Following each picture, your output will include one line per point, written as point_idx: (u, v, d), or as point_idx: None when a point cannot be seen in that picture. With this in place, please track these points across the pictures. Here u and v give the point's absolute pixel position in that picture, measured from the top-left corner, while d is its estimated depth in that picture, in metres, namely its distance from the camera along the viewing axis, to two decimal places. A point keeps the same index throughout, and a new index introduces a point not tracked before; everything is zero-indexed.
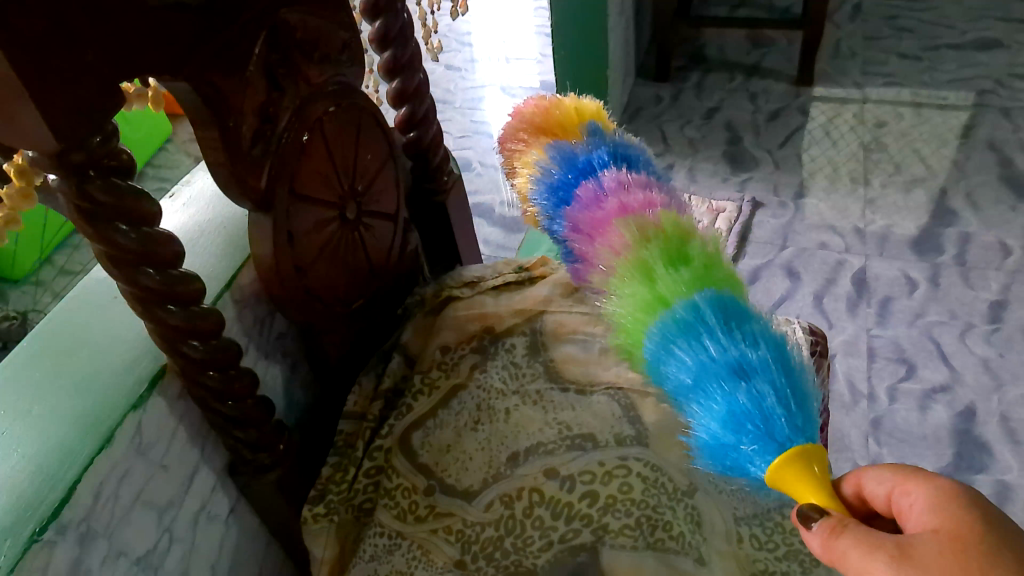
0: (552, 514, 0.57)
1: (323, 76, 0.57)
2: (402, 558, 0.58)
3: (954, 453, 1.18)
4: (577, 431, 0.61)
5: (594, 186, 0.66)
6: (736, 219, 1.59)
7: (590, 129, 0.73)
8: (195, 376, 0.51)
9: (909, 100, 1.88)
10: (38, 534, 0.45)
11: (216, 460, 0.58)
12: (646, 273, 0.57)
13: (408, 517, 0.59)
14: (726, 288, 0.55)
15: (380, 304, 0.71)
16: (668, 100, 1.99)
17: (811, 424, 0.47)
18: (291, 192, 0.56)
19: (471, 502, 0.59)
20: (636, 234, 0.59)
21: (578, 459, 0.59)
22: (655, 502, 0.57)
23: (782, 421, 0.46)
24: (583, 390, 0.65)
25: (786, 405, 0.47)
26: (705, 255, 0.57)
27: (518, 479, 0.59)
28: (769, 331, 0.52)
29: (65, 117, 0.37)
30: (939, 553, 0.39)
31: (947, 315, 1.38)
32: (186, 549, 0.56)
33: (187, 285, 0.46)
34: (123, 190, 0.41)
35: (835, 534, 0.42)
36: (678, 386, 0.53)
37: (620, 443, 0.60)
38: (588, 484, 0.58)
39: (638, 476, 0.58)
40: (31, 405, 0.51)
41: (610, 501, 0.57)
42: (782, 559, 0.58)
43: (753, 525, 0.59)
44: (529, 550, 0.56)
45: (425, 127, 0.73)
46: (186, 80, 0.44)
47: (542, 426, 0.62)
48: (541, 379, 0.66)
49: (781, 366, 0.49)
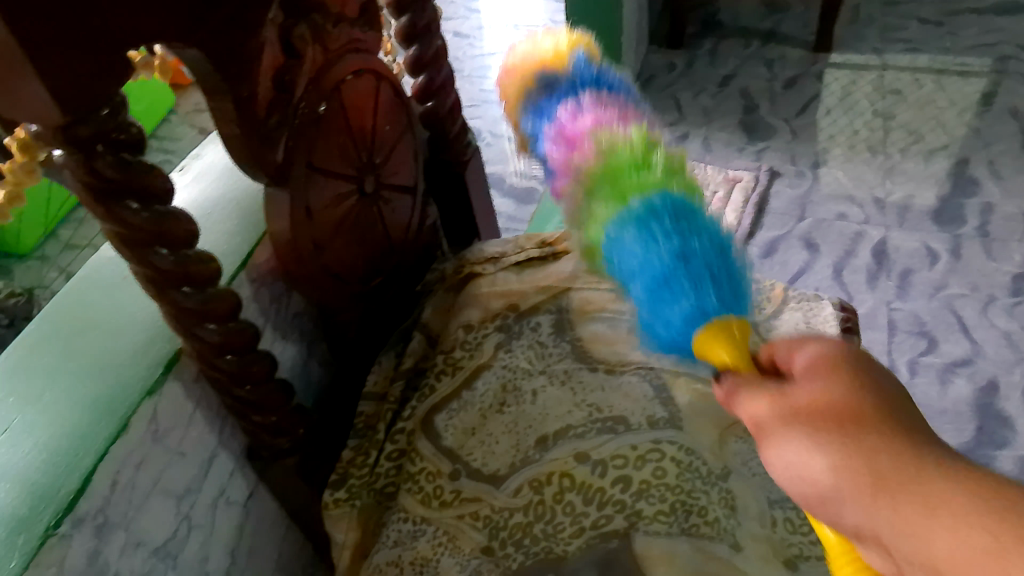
0: (584, 499, 0.55)
1: (341, 42, 0.54)
2: (427, 544, 0.56)
3: (976, 428, 1.16)
4: (607, 413, 0.59)
5: (572, 104, 0.61)
6: (753, 189, 1.56)
7: (576, 55, 0.67)
8: (211, 360, 0.49)
9: (928, 66, 1.83)
10: (53, 527, 0.43)
11: (235, 444, 0.57)
12: (610, 176, 0.53)
13: (433, 502, 0.57)
14: (684, 189, 0.52)
15: (398, 281, 0.69)
16: (681, 67, 1.94)
17: (740, 307, 0.45)
18: (309, 165, 0.53)
19: (497, 487, 0.57)
20: (605, 145, 0.55)
21: (610, 442, 0.57)
22: (689, 487, 0.55)
23: (713, 300, 0.44)
24: (612, 369, 0.63)
25: (719, 290, 0.45)
26: (666, 162, 0.53)
27: (546, 463, 0.56)
28: (716, 229, 0.49)
29: (68, 87, 0.35)
30: (812, 396, 0.36)
31: (969, 288, 1.34)
32: (205, 535, 0.55)
33: (202, 265, 0.44)
34: (134, 166, 0.38)
35: (733, 388, 0.40)
36: (627, 271, 0.50)
37: (652, 425, 0.58)
38: (620, 469, 0.55)
39: (671, 459, 0.56)
40: (42, 391, 0.49)
41: (643, 487, 0.55)
42: (816, 542, 0.57)
43: (784, 509, 0.59)
44: (560, 537, 0.54)
45: (443, 95, 0.70)
46: (199, 46, 0.41)
47: (570, 409, 0.60)
48: (568, 358, 0.64)
49: (720, 257, 0.47)
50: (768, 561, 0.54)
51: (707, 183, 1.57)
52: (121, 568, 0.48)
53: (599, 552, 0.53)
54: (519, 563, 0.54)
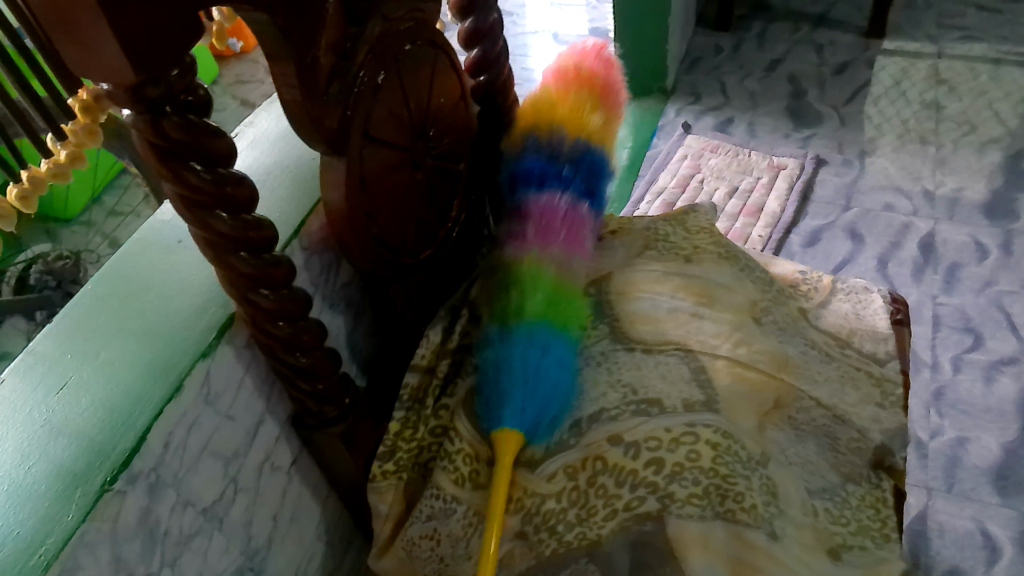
0: (617, 482, 0.53)
1: (401, 11, 0.53)
2: (459, 524, 0.57)
3: (1021, 428, 1.13)
4: (643, 395, 0.57)
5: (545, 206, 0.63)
6: (798, 177, 1.54)
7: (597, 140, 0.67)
8: (264, 325, 0.49)
9: (986, 55, 1.77)
10: (109, 483, 0.44)
11: (282, 411, 0.57)
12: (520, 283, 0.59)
13: (467, 483, 0.57)
14: (554, 336, 0.57)
15: (446, 256, 0.68)
16: (728, 50, 1.91)
17: (537, 434, 0.56)
18: (365, 134, 0.52)
19: (534, 471, 0.55)
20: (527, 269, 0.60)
21: (645, 424, 0.55)
22: (727, 471, 0.53)
23: (520, 413, 0.55)
24: (651, 349, 0.61)
25: (530, 412, 0.55)
26: (561, 303, 0.59)
27: (581, 449, 0.55)
28: (561, 404, 0.56)
29: (142, 46, 0.35)
30: None
31: (1019, 285, 1.31)
32: (250, 499, 0.56)
33: (261, 230, 0.44)
34: (200, 128, 0.39)
35: None
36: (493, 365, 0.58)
37: (689, 408, 0.56)
38: (654, 451, 0.54)
39: (708, 443, 0.54)
40: (98, 349, 0.50)
41: (676, 469, 0.53)
42: (855, 535, 0.59)
43: (823, 500, 0.60)
44: (593, 520, 0.53)
45: (496, 70, 0.69)
46: (266, 10, 0.41)
47: (606, 389, 0.58)
48: (607, 339, 0.62)
49: (548, 408, 0.56)
50: (812, 551, 0.55)
51: (750, 169, 1.57)
52: (171, 526, 0.48)
53: (631, 533, 0.53)
54: (553, 549, 0.54)
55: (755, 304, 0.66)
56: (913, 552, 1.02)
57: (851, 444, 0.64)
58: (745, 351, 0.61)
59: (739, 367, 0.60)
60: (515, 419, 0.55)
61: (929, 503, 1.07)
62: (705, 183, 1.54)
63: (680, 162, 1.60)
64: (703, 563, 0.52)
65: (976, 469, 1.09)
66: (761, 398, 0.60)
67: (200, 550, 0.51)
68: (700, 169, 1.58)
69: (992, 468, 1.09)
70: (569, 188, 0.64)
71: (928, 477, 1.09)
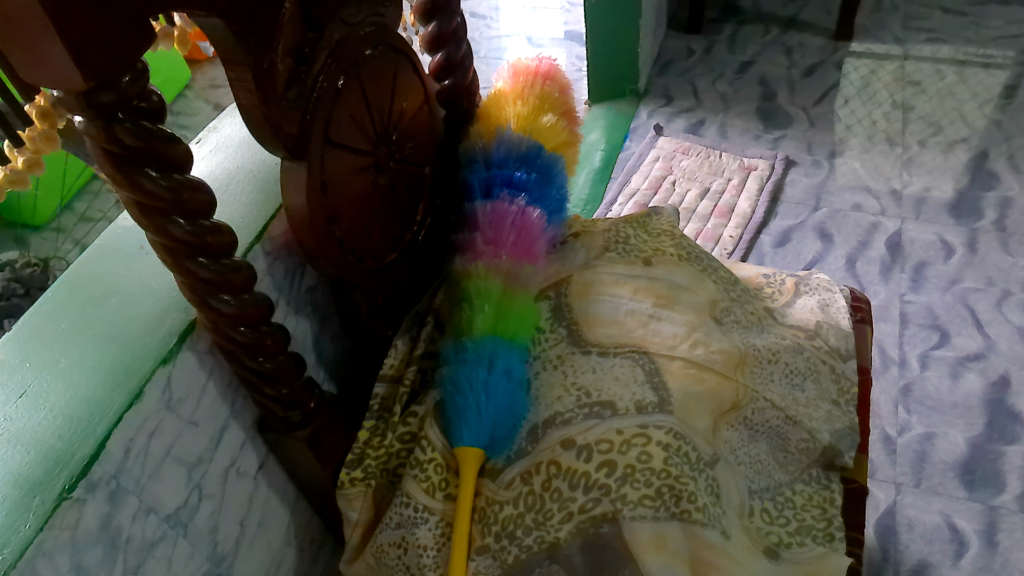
0: (571, 485, 0.54)
1: (359, 17, 0.54)
2: (429, 534, 0.57)
3: (986, 423, 1.15)
4: (596, 397, 0.58)
5: (503, 211, 0.63)
6: (768, 177, 1.56)
7: (549, 143, 0.68)
8: (226, 331, 0.48)
9: (951, 57, 1.81)
10: (68, 491, 0.43)
11: (247, 416, 0.57)
12: (485, 297, 0.60)
13: (437, 493, 0.57)
14: (512, 351, 0.59)
15: (413, 261, 0.68)
16: (700, 52, 1.93)
17: (494, 448, 0.57)
18: (326, 138, 0.52)
19: (495, 480, 0.57)
20: (484, 281, 0.61)
21: (597, 427, 0.56)
22: (678, 472, 0.55)
23: (483, 428, 0.56)
24: (606, 351, 0.62)
25: (490, 426, 0.56)
26: (521, 314, 0.61)
27: (536, 455, 0.56)
28: (515, 416, 0.58)
29: (93, 52, 0.35)
30: None
31: (984, 282, 1.33)
32: (216, 504, 0.56)
33: (219, 235, 0.44)
34: (154, 134, 0.39)
35: None
36: (448, 382, 0.58)
37: (640, 410, 0.57)
38: (605, 454, 0.55)
39: (658, 445, 0.55)
40: (58, 356, 0.50)
41: (628, 472, 0.54)
42: (793, 533, 0.61)
43: (764, 499, 0.62)
44: (550, 523, 0.54)
45: (461, 73, 0.70)
46: (221, 15, 0.41)
47: (561, 393, 0.59)
48: (563, 343, 0.63)
49: (507, 420, 0.57)
50: (750, 551, 0.57)
51: (721, 171, 1.59)
52: (133, 533, 0.48)
53: (588, 537, 0.54)
54: (514, 555, 0.54)
55: (715, 304, 0.67)
56: (882, 547, 1.03)
57: (801, 444, 0.65)
58: (701, 352, 0.62)
59: (692, 368, 0.61)
60: (474, 435, 0.56)
61: (898, 498, 1.08)
62: (677, 184, 1.56)
63: (652, 164, 1.61)
64: (660, 564, 0.53)
65: (943, 464, 1.11)
66: (717, 399, 0.60)
67: (164, 556, 0.51)
68: (672, 171, 1.59)
69: (958, 462, 1.11)
70: (523, 190, 0.65)
71: (896, 473, 1.11)
